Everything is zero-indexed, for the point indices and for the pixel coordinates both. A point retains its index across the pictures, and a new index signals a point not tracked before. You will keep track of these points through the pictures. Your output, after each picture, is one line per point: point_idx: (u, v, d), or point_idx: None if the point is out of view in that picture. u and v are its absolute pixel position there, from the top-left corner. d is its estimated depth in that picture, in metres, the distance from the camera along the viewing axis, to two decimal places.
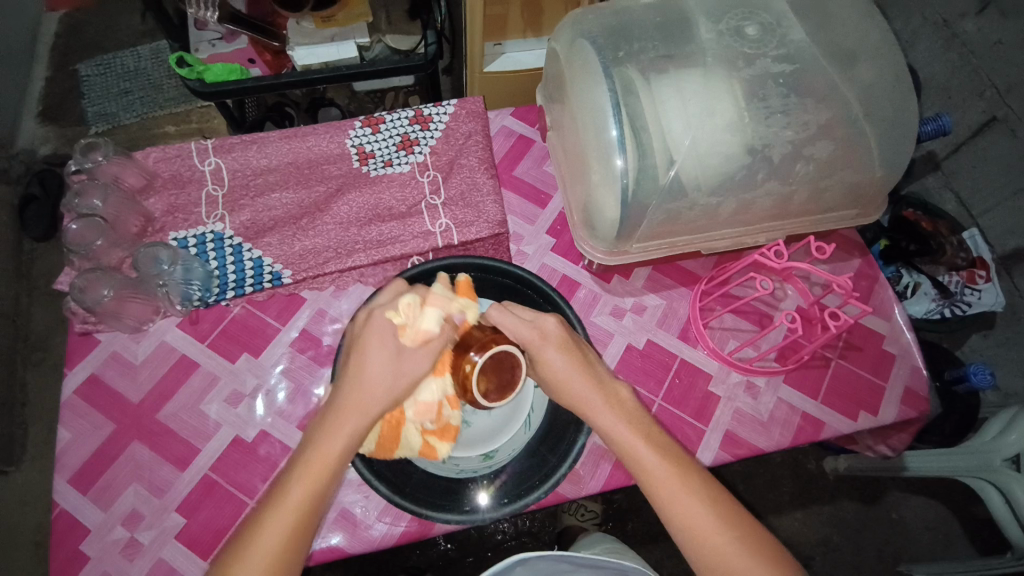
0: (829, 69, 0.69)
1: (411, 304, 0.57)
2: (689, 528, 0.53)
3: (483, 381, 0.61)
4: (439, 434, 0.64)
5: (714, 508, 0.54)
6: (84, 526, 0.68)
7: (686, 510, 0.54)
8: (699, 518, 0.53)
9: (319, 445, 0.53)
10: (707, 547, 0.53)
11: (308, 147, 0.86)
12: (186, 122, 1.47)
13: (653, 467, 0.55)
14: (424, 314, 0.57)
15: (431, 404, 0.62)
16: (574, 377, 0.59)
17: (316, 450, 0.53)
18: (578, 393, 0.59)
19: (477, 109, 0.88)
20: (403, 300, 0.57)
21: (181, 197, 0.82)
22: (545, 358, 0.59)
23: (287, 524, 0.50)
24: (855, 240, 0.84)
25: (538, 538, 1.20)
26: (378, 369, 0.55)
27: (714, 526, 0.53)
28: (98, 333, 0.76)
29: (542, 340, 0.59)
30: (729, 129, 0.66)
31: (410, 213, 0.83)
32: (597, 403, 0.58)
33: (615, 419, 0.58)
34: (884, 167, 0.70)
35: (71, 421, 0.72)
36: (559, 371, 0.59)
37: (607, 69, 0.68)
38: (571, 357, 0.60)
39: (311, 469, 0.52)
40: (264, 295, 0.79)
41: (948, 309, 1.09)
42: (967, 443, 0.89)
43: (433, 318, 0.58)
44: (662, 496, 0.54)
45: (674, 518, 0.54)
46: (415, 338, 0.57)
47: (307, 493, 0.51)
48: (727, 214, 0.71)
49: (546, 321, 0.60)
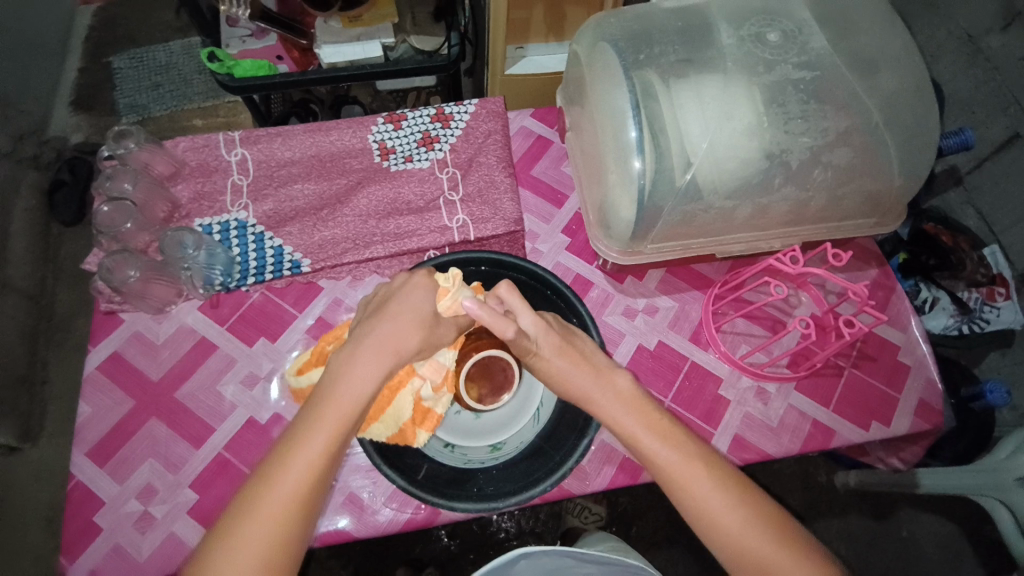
0: (850, 77, 0.69)
1: (459, 275, 0.63)
2: (705, 513, 0.54)
3: (475, 387, 0.74)
4: (421, 420, 0.65)
5: (729, 491, 0.54)
6: (99, 498, 0.70)
7: (700, 497, 0.54)
8: (715, 502, 0.54)
9: (346, 384, 0.54)
10: (725, 532, 0.53)
11: (332, 141, 0.88)
12: (213, 116, 1.51)
13: (664, 458, 0.55)
14: (464, 289, 0.63)
15: (442, 367, 0.66)
16: (574, 372, 0.60)
17: (344, 389, 0.54)
18: (578, 388, 0.60)
19: (498, 109, 0.89)
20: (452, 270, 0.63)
21: (208, 185, 0.85)
22: (547, 360, 0.60)
23: (315, 454, 0.51)
24: (873, 250, 0.84)
25: (541, 540, 1.20)
26: (404, 324, 0.59)
27: (731, 509, 0.53)
28: (123, 312, 0.79)
29: (543, 343, 0.60)
30: (747, 133, 0.66)
31: (428, 207, 0.85)
32: (598, 396, 0.59)
33: (620, 407, 0.58)
34: (903, 176, 0.70)
35: (92, 395, 0.75)
36: (557, 370, 0.60)
37: (627, 72, 0.69)
38: (565, 354, 0.60)
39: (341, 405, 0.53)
40: (283, 282, 0.81)
41: (967, 325, 1.08)
42: (982, 461, 0.88)
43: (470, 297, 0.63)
44: (675, 484, 0.55)
45: (688, 505, 0.54)
46: (449, 307, 0.62)
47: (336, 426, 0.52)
48: (741, 219, 0.71)
49: (532, 322, 0.60)
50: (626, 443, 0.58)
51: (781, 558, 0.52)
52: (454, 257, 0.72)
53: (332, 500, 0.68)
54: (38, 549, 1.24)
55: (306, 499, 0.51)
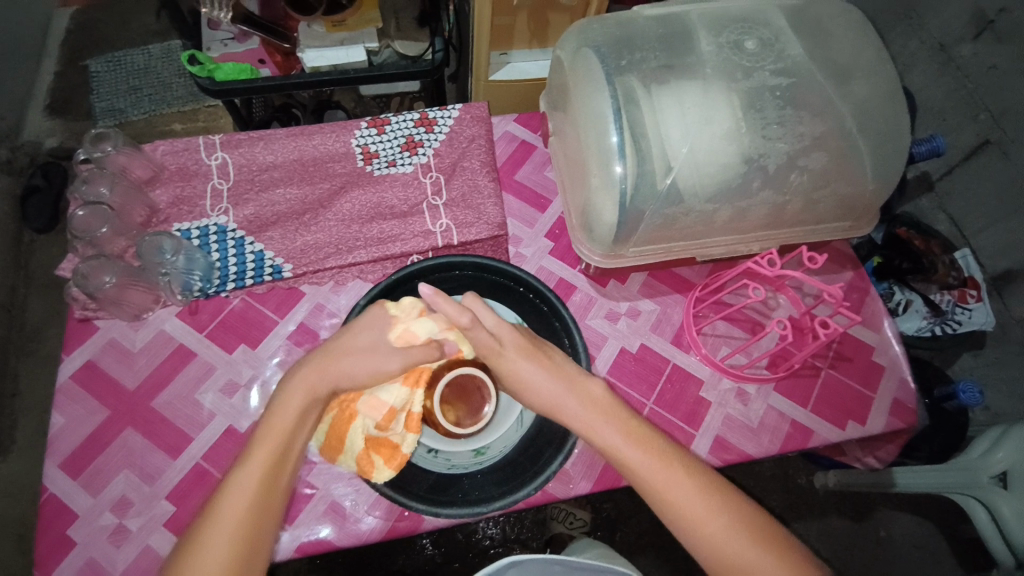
0: (824, 84, 0.71)
1: (415, 307, 0.64)
2: (685, 519, 0.54)
3: (453, 410, 0.70)
4: (380, 456, 0.63)
5: (708, 497, 0.55)
6: (73, 511, 0.68)
7: (680, 504, 0.55)
8: (692, 509, 0.54)
9: (289, 389, 0.58)
10: (701, 536, 0.54)
11: (314, 145, 0.87)
12: (193, 121, 1.49)
13: (642, 466, 0.56)
14: (418, 320, 0.63)
15: (383, 403, 0.64)
16: (536, 381, 0.61)
17: (287, 394, 0.58)
18: (546, 397, 0.60)
19: (482, 114, 0.90)
20: (409, 300, 0.65)
21: (187, 190, 0.84)
22: (512, 366, 0.61)
23: (266, 454, 0.54)
24: (849, 253, 0.86)
25: (527, 546, 1.20)
26: (363, 344, 0.61)
27: (711, 514, 0.54)
28: (98, 319, 0.77)
29: (506, 347, 0.62)
30: (726, 138, 0.68)
31: (411, 212, 0.85)
32: (570, 404, 0.60)
33: (593, 416, 0.59)
34: (876, 180, 0.72)
35: (66, 405, 0.73)
36: (521, 374, 0.61)
37: (609, 78, 0.70)
38: (525, 360, 0.61)
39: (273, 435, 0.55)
40: (264, 288, 0.80)
41: (940, 327, 1.11)
42: (956, 460, 0.92)
43: (423, 327, 0.63)
44: (653, 491, 0.56)
45: (670, 512, 0.55)
46: (400, 337, 0.63)
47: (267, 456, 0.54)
48: (721, 222, 0.72)
49: (486, 337, 0.62)
50: (604, 454, 0.59)
51: (757, 556, 0.52)
52: (435, 262, 0.72)
53: (313, 509, 0.68)
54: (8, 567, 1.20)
55: (251, 528, 0.52)
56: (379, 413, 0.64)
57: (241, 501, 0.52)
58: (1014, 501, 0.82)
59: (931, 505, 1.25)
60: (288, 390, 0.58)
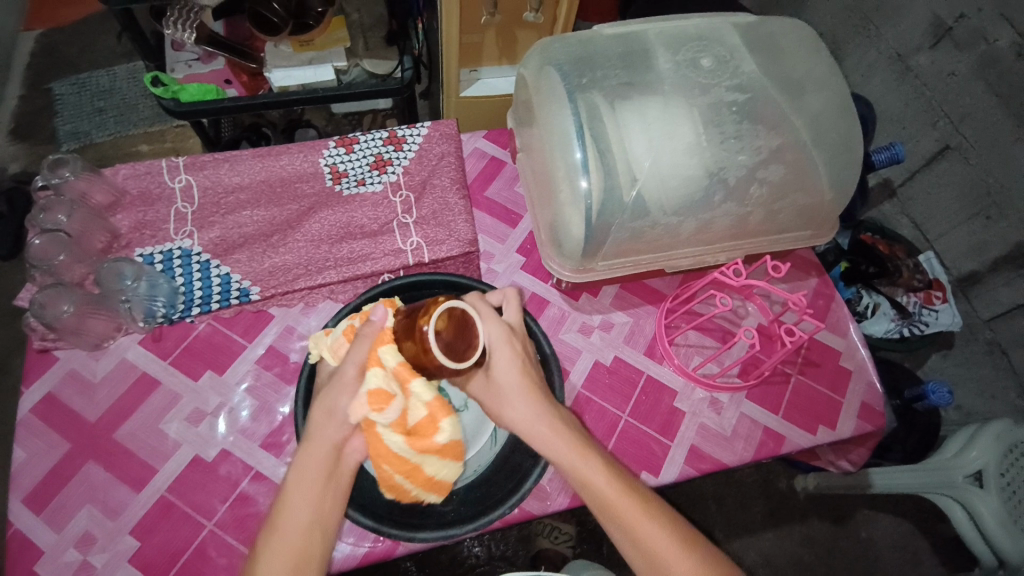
0: (779, 98, 0.73)
1: (320, 339, 0.65)
2: (656, 560, 0.54)
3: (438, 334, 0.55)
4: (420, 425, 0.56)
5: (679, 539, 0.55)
6: (37, 548, 0.65)
7: (642, 534, 0.55)
8: (656, 543, 0.54)
9: (327, 407, 0.58)
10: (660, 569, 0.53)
11: (282, 165, 0.86)
12: (160, 142, 1.47)
13: (618, 504, 0.56)
14: (331, 338, 0.63)
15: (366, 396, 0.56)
16: (512, 395, 0.60)
17: (326, 412, 0.57)
18: (516, 415, 0.60)
19: (451, 131, 0.90)
20: (315, 337, 0.65)
21: (150, 214, 0.82)
22: (498, 367, 0.61)
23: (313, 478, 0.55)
24: (814, 260, 0.87)
25: (512, 564, 1.16)
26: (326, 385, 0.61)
27: (681, 555, 0.54)
28: (57, 350, 0.74)
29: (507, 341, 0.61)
30: (688, 152, 0.69)
31: (381, 231, 0.84)
32: (544, 427, 0.59)
33: (570, 450, 0.58)
34: (833, 191, 0.74)
35: (25, 439, 0.70)
36: (508, 374, 0.60)
37: (571, 95, 0.71)
38: (509, 358, 0.61)
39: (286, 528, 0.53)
40: (230, 311, 0.78)
41: (907, 328, 1.15)
42: (930, 460, 0.97)
43: (340, 332, 0.63)
44: (625, 528, 0.55)
45: (640, 550, 0.55)
46: (333, 356, 0.62)
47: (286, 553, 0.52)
48: (687, 235, 0.73)
49: (500, 330, 0.61)
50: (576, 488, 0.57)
51: None
52: (402, 282, 0.71)
53: None
54: None
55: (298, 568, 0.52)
56: (373, 400, 0.55)
57: (293, 527, 0.53)
58: (989, 500, 0.87)
59: (909, 504, 1.27)
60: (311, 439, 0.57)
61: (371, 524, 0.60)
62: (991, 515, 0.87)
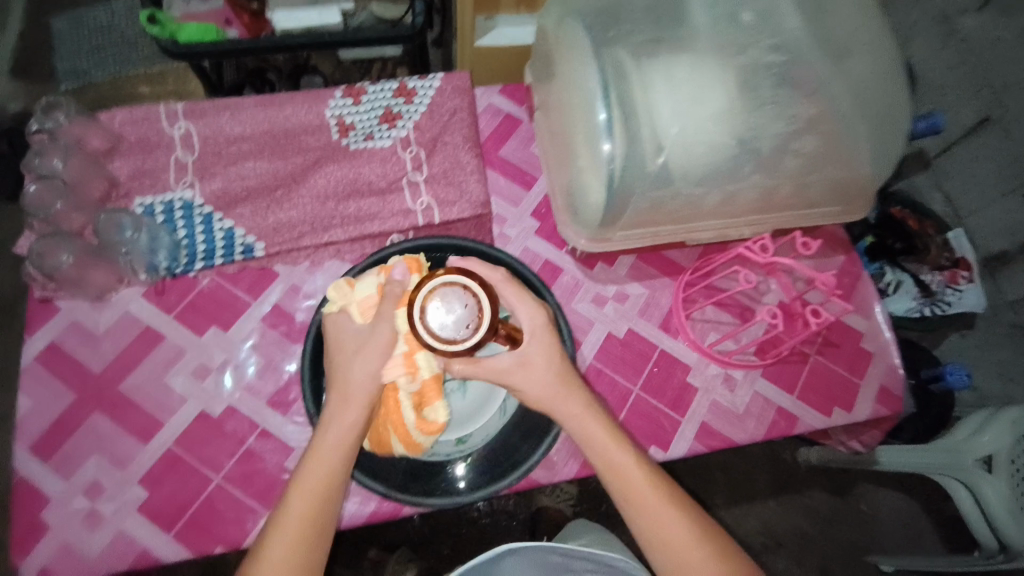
0: (823, 61, 0.68)
1: (343, 288, 0.59)
2: (677, 553, 0.54)
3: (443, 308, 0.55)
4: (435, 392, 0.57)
5: (694, 529, 0.55)
6: (46, 494, 0.66)
7: (667, 528, 0.55)
8: (679, 539, 0.55)
9: (356, 362, 0.55)
10: (682, 561, 0.54)
11: (285, 116, 0.82)
12: (161, 83, 1.39)
13: (641, 491, 0.56)
14: (357, 290, 0.59)
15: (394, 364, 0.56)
16: (547, 379, 0.57)
17: (356, 368, 0.55)
18: (547, 398, 0.57)
19: (465, 84, 0.84)
20: (335, 288, 0.59)
21: (148, 162, 0.78)
22: (531, 356, 0.57)
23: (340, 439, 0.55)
24: (842, 237, 0.83)
25: (514, 517, 1.15)
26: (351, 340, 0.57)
27: (694, 543, 0.55)
28: (59, 300, 0.73)
29: (538, 331, 0.58)
30: (719, 118, 0.64)
31: (390, 189, 0.80)
32: (576, 413, 0.58)
33: (602, 435, 0.57)
34: (872, 165, 0.69)
35: (30, 387, 0.70)
36: (541, 364, 0.57)
37: (597, 51, 0.65)
38: (549, 342, 0.58)
39: (307, 487, 0.53)
40: (234, 267, 0.76)
41: (929, 308, 1.09)
42: (940, 441, 0.96)
43: (367, 286, 0.59)
44: (648, 519, 0.55)
45: (654, 535, 0.55)
46: (359, 312, 0.58)
47: (306, 509, 0.53)
48: (710, 208, 0.69)
49: (535, 315, 0.58)
50: (599, 468, 0.57)
51: None
52: (417, 244, 0.68)
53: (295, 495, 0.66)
54: None
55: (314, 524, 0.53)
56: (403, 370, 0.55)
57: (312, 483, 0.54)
58: (997, 484, 0.86)
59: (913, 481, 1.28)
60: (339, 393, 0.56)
61: (383, 491, 0.60)
62: (997, 495, 0.86)
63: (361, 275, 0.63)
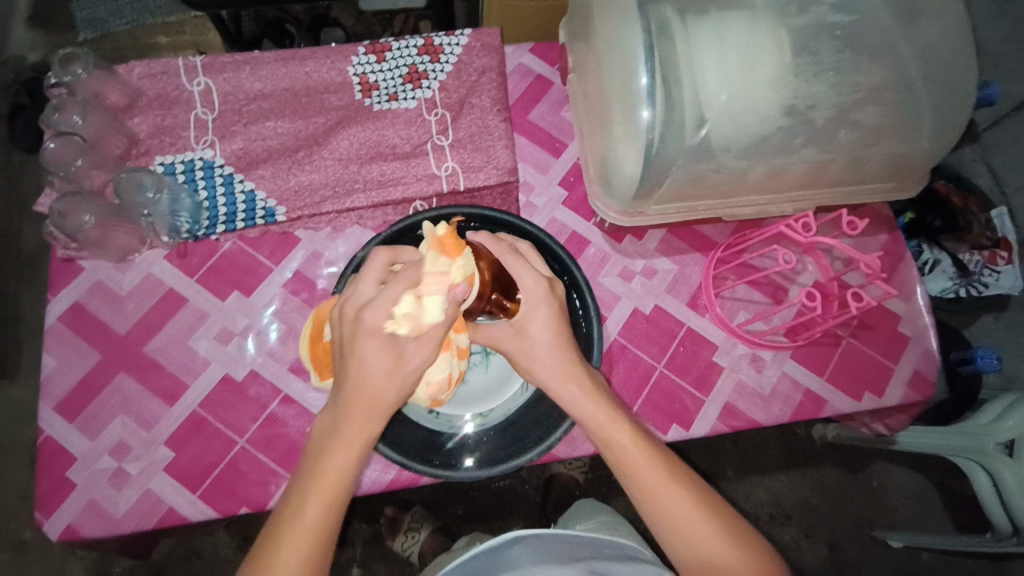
0: (890, 23, 0.62)
1: (408, 313, 0.49)
2: (682, 530, 0.50)
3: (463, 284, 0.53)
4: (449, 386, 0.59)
5: (700, 505, 0.51)
6: (70, 453, 0.67)
7: (669, 503, 0.50)
8: (682, 513, 0.50)
9: (395, 363, 0.50)
10: (686, 539, 0.50)
11: (307, 72, 0.78)
12: (179, 33, 1.35)
13: (641, 466, 0.51)
14: (422, 306, 0.49)
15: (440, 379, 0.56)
16: (541, 350, 0.54)
17: (394, 369, 0.50)
18: (542, 370, 0.54)
19: (494, 43, 0.80)
20: (397, 306, 0.48)
21: (168, 119, 0.76)
22: (531, 328, 0.55)
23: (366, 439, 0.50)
24: (886, 215, 0.79)
25: (525, 483, 1.17)
26: (385, 341, 0.49)
27: (699, 520, 0.50)
28: (82, 259, 0.73)
29: (532, 303, 0.55)
30: (770, 85, 0.60)
31: (414, 152, 0.77)
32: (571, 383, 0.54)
33: (597, 406, 0.53)
34: (932, 140, 0.65)
35: (55, 347, 0.70)
36: (540, 338, 0.54)
37: (642, 7, 0.60)
38: (547, 317, 0.54)
39: (331, 478, 0.49)
40: (257, 231, 0.75)
41: (964, 289, 1.04)
42: (963, 424, 0.94)
43: (433, 307, 0.49)
44: (646, 492, 0.51)
45: (655, 512, 0.51)
46: (413, 330, 0.49)
47: (327, 506, 0.48)
48: (754, 181, 0.65)
49: (540, 287, 0.55)
50: (594, 441, 0.54)
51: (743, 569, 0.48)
52: (392, 227, 0.64)
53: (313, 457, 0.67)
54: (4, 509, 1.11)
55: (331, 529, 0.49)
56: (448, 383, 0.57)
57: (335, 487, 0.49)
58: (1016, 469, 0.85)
59: (928, 461, 1.27)
60: (366, 393, 0.50)
61: (396, 458, 0.60)
62: (1015, 482, 0.85)
63: (405, 271, 0.50)
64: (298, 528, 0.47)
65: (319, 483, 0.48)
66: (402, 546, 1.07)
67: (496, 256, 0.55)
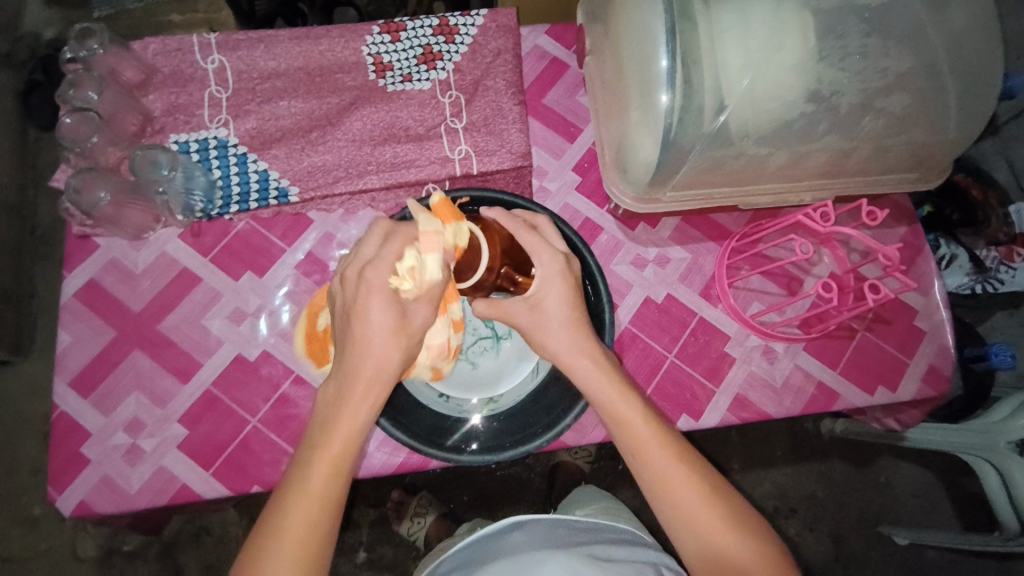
0: (920, 7, 0.60)
1: (411, 267, 0.50)
2: (688, 513, 0.49)
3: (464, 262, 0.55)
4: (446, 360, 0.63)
5: (706, 490, 0.50)
6: (85, 429, 0.68)
7: (676, 487, 0.50)
8: (689, 497, 0.50)
9: (399, 325, 0.50)
10: (691, 523, 0.49)
11: (321, 51, 0.78)
12: (192, 12, 1.34)
13: (649, 447, 0.51)
14: (423, 263, 0.50)
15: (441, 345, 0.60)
16: (556, 323, 0.54)
17: (399, 330, 0.50)
18: (556, 344, 0.54)
19: (510, 24, 0.79)
20: (399, 261, 0.50)
21: (182, 97, 0.76)
22: (544, 300, 0.55)
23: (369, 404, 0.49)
24: (906, 207, 0.78)
25: (531, 469, 1.18)
26: (389, 302, 0.50)
27: (705, 504, 0.50)
28: (97, 237, 0.73)
29: (544, 277, 0.54)
30: (794, 70, 0.58)
31: (428, 135, 0.77)
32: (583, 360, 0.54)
33: (607, 384, 0.53)
34: (958, 130, 0.63)
35: (70, 324, 0.71)
36: (553, 310, 0.54)
37: None
38: (560, 289, 0.55)
39: (333, 441, 0.47)
40: (269, 212, 0.75)
41: (980, 285, 1.00)
42: (974, 421, 0.92)
43: (434, 264, 0.50)
44: (653, 473, 0.50)
45: (661, 494, 0.50)
46: (415, 288, 0.51)
47: (329, 471, 0.47)
48: (774, 169, 0.64)
49: (555, 260, 0.55)
50: (606, 424, 0.53)
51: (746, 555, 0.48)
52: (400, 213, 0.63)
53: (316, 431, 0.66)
54: (20, 482, 1.13)
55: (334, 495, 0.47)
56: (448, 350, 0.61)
57: (337, 451, 0.47)
58: None
59: (936, 457, 1.26)
60: (372, 355, 0.49)
61: (406, 439, 0.60)
62: None
63: (399, 232, 0.51)
64: (300, 492, 0.46)
65: (321, 447, 0.47)
66: (408, 531, 1.09)
67: (509, 231, 0.55)
